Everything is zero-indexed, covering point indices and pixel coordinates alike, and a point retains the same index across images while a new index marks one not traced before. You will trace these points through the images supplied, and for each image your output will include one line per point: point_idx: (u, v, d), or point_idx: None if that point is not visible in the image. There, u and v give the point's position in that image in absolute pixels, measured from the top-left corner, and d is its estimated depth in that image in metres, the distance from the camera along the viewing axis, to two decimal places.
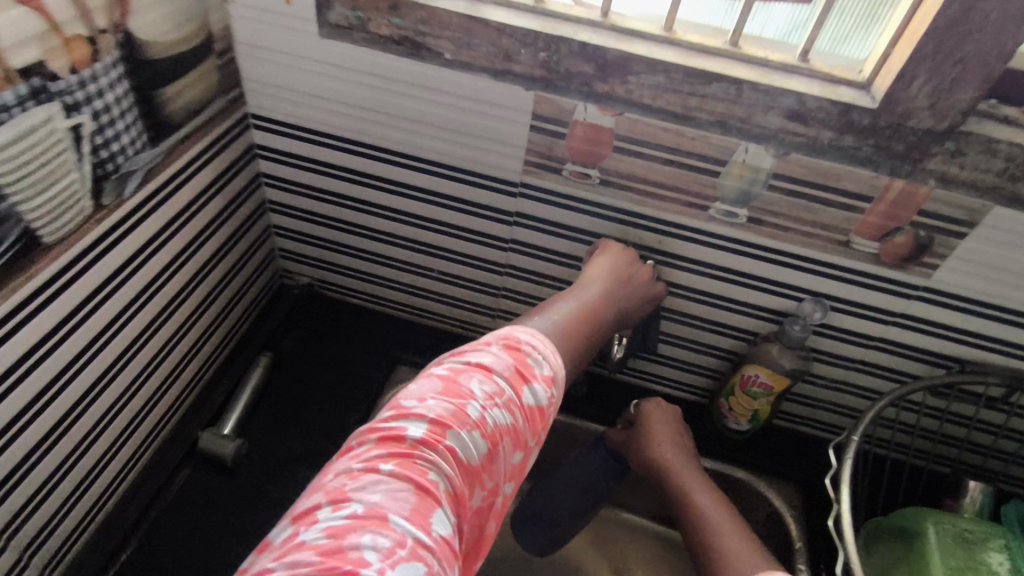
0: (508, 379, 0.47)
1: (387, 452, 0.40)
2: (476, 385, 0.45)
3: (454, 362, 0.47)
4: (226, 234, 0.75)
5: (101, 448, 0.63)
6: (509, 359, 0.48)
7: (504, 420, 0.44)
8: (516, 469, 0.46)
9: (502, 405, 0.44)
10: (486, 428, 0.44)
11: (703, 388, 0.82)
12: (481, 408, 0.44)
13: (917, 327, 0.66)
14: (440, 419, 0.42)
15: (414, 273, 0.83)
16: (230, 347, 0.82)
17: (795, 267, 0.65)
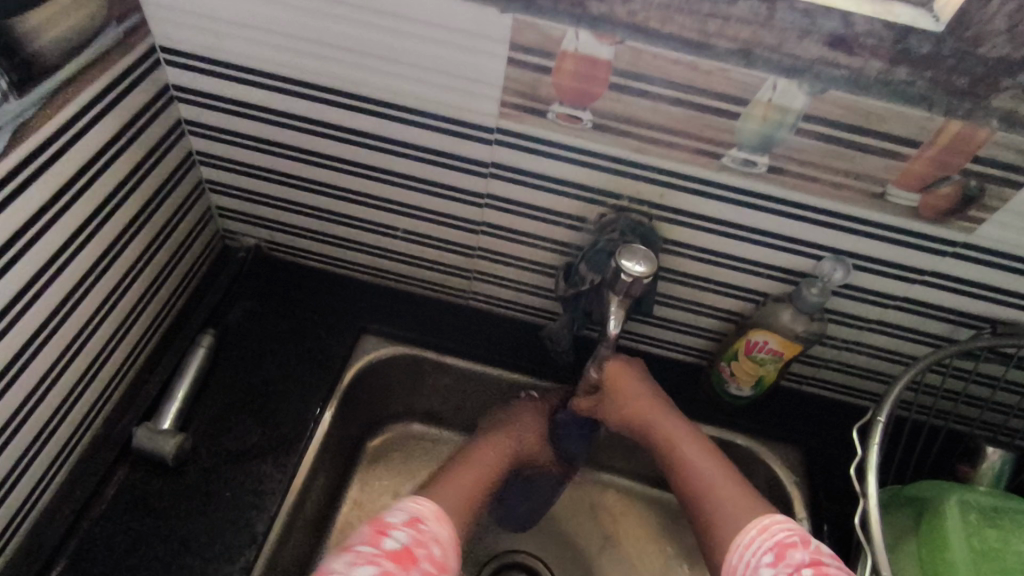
0: (445, 550, 0.54)
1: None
2: (428, 521, 0.55)
3: (412, 527, 0.53)
4: (145, 195, 0.62)
5: (13, 455, 0.53)
6: (448, 532, 0.55)
7: (450, 546, 0.54)
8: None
9: (449, 534, 0.55)
10: (438, 564, 0.51)
11: (703, 350, 0.74)
12: (434, 546, 0.53)
13: (947, 286, 0.58)
14: (401, 557, 0.50)
15: (376, 232, 0.72)
16: (165, 326, 0.71)
17: (818, 222, 0.56)
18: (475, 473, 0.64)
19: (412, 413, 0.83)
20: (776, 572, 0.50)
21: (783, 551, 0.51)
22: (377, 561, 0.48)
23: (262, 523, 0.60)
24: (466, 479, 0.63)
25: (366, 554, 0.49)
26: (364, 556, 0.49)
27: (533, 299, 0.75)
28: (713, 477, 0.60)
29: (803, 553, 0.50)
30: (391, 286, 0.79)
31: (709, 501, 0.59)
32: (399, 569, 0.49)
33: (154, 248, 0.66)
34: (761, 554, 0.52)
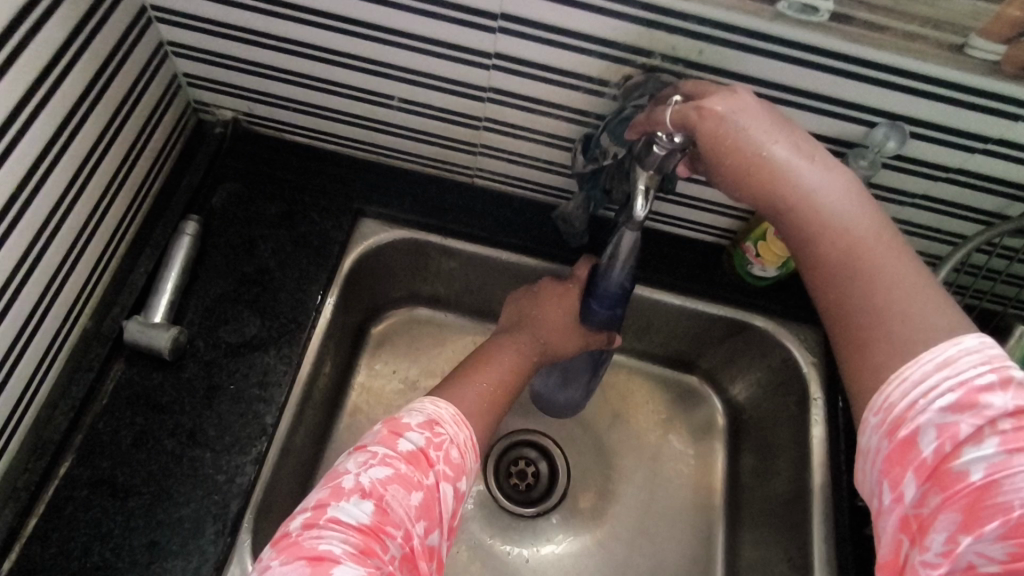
0: (422, 454, 0.47)
1: (378, 483, 0.44)
2: (445, 425, 0.51)
3: (379, 442, 0.47)
4: (96, 58, 0.53)
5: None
6: (423, 435, 0.48)
7: (466, 448, 0.51)
8: (425, 500, 0.45)
9: (466, 436, 0.52)
10: (454, 467, 0.48)
11: (726, 228, 0.70)
12: (452, 449, 0.49)
13: (1012, 155, 0.52)
14: (418, 458, 0.46)
15: (367, 101, 0.64)
16: (144, 212, 0.65)
17: (879, 81, 0.49)
18: (489, 373, 0.61)
19: (417, 298, 0.80)
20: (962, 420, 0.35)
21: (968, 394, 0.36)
22: (393, 463, 0.45)
23: (270, 414, 0.58)
24: (485, 380, 0.60)
25: (383, 454, 0.46)
26: (380, 457, 0.46)
27: (544, 175, 0.68)
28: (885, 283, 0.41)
29: (999, 398, 0.35)
30: (389, 163, 0.73)
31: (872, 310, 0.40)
32: (416, 473, 0.46)
33: (117, 122, 0.58)
34: (935, 393, 0.36)
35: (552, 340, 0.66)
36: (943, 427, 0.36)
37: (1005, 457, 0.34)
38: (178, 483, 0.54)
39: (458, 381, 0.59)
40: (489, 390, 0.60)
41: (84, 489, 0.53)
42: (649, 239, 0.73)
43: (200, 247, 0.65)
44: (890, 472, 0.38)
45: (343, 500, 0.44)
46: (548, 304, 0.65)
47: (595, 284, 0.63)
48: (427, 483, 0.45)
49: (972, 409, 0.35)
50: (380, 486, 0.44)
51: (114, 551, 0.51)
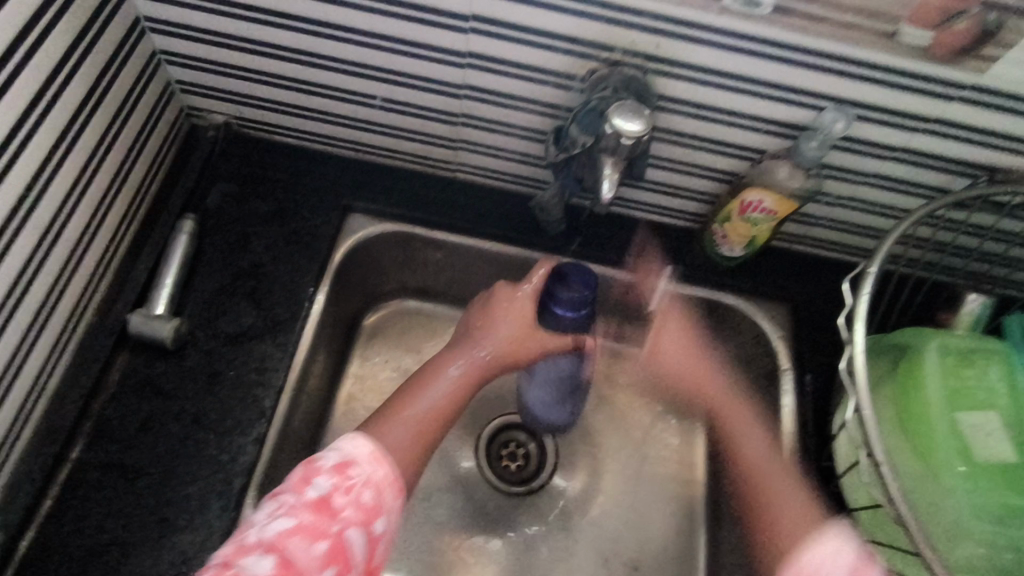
0: (330, 500, 0.45)
1: (280, 535, 0.43)
2: (360, 464, 0.49)
3: (287, 490, 0.46)
4: (94, 67, 0.57)
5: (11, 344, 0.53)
6: (333, 480, 0.47)
7: (385, 485, 0.49)
8: (333, 548, 0.44)
9: (384, 473, 0.49)
10: (366, 510, 0.46)
11: (696, 213, 0.74)
12: (365, 490, 0.48)
13: (950, 134, 0.57)
14: (323, 506, 0.45)
15: (352, 101, 0.68)
16: (142, 213, 0.69)
17: (822, 68, 0.53)
18: (415, 402, 0.59)
19: (405, 290, 0.84)
20: None
21: None
22: (297, 514, 0.44)
23: (269, 398, 0.62)
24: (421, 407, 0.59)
25: (290, 503, 0.45)
26: (286, 507, 0.45)
27: (521, 168, 0.72)
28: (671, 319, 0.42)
29: None
30: (375, 161, 0.77)
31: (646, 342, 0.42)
32: (320, 520, 0.44)
33: (115, 127, 0.62)
34: None
35: (494, 355, 0.64)
36: None
37: None
38: (184, 464, 0.58)
39: (388, 415, 0.57)
40: (422, 421, 0.58)
41: (96, 471, 0.57)
42: (623, 227, 0.77)
43: (197, 244, 0.68)
44: None
45: (246, 554, 0.43)
46: (503, 315, 0.65)
47: (557, 288, 0.60)
48: (332, 530, 0.44)
49: None
50: (283, 539, 0.43)
51: (125, 527, 0.55)
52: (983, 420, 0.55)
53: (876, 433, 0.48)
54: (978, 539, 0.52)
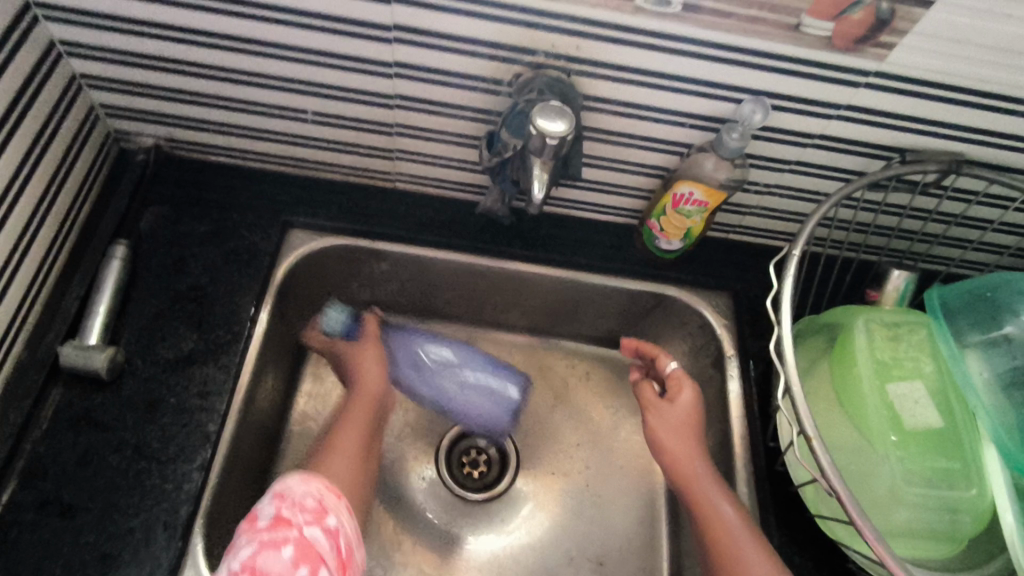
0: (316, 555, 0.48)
1: (248, 559, 0.47)
2: (293, 485, 0.53)
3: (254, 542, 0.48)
4: (10, 88, 0.55)
5: None
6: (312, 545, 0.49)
7: (323, 493, 0.54)
8: (301, 554, 0.47)
9: (317, 484, 0.54)
10: (315, 513, 0.51)
11: (634, 208, 0.76)
12: (327, 511, 0.52)
13: (861, 119, 0.59)
14: (277, 521, 0.49)
15: (283, 117, 0.68)
16: (70, 241, 0.67)
17: (737, 61, 0.55)
18: None
19: (354, 303, 0.83)
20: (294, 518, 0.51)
21: (319, 512, 0.52)
22: (257, 537, 0.48)
23: (213, 421, 0.60)
24: (346, 439, 0.65)
25: (246, 539, 0.48)
26: (246, 541, 0.48)
27: (460, 174, 0.73)
28: None
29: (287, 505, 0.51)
30: (312, 175, 0.76)
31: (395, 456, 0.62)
32: (276, 534, 0.48)
33: (36, 155, 0.59)
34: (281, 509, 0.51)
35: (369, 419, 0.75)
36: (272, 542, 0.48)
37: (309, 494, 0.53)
38: (130, 493, 0.56)
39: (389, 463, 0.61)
40: None
41: (31, 510, 0.55)
42: (565, 226, 0.78)
43: (131, 270, 0.67)
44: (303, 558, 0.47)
45: None
46: None
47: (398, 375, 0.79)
48: (290, 535, 0.48)
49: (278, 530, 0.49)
50: (250, 561, 0.47)
51: (65, 566, 0.53)
52: (912, 390, 0.58)
53: (806, 408, 0.49)
54: (908, 504, 0.54)
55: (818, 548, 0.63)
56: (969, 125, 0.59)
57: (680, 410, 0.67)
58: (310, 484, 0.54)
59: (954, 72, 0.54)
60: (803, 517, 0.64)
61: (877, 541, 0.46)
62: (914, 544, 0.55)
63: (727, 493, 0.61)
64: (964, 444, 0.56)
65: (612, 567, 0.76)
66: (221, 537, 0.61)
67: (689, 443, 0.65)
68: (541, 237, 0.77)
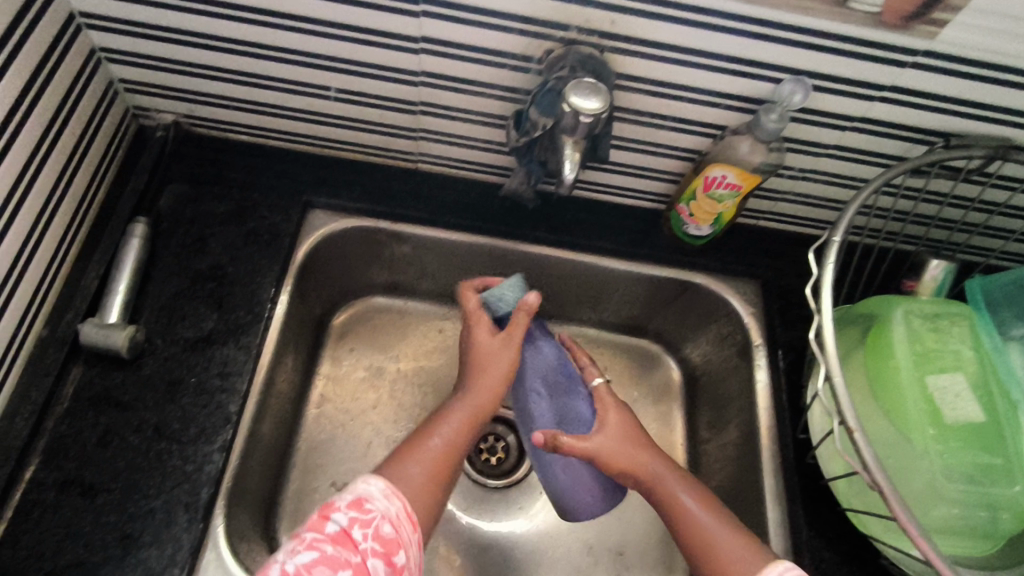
0: None
1: (303, 567, 0.44)
2: (374, 500, 0.51)
3: (311, 552, 0.45)
4: (31, 59, 0.54)
5: None
6: (373, 574, 0.46)
7: (403, 520, 0.51)
8: None
9: (399, 508, 0.52)
10: (386, 542, 0.48)
11: (662, 193, 0.74)
12: (384, 523, 0.49)
13: (905, 101, 0.57)
14: (344, 537, 0.46)
15: (305, 94, 0.66)
16: (90, 218, 0.66)
17: (779, 38, 0.53)
18: (419, 458, 0.56)
19: (374, 287, 0.82)
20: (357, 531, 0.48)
21: (374, 529, 0.48)
22: (320, 547, 0.45)
23: (234, 402, 0.60)
24: (433, 445, 0.58)
25: (310, 539, 0.46)
26: (307, 542, 0.46)
27: (485, 155, 0.71)
28: (446, 436, 0.59)
29: (353, 519, 0.48)
30: (333, 155, 0.75)
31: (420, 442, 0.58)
32: (342, 552, 0.46)
33: (56, 129, 0.58)
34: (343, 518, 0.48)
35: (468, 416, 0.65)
36: (331, 562, 0.45)
37: (383, 512, 0.50)
38: (151, 474, 0.56)
39: (413, 449, 0.57)
40: (439, 465, 0.57)
41: (52, 489, 0.54)
42: (589, 210, 0.76)
43: (151, 248, 0.66)
44: None
45: None
46: (489, 367, 0.62)
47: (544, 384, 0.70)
48: (353, 560, 0.45)
49: (342, 548, 0.46)
50: (306, 570, 0.44)
51: (87, 546, 0.52)
52: (952, 382, 0.56)
53: (846, 399, 0.47)
54: (950, 500, 0.53)
55: (848, 543, 0.61)
56: (1020, 109, 0.56)
57: (610, 410, 0.63)
58: (381, 488, 0.52)
59: (1008, 53, 0.52)
60: (833, 512, 0.63)
61: (921, 537, 0.44)
62: (951, 541, 0.53)
63: (673, 469, 0.61)
64: (1006, 436, 0.54)
65: (633, 558, 0.75)
66: (241, 519, 0.60)
67: (631, 438, 0.61)
68: (566, 222, 0.75)
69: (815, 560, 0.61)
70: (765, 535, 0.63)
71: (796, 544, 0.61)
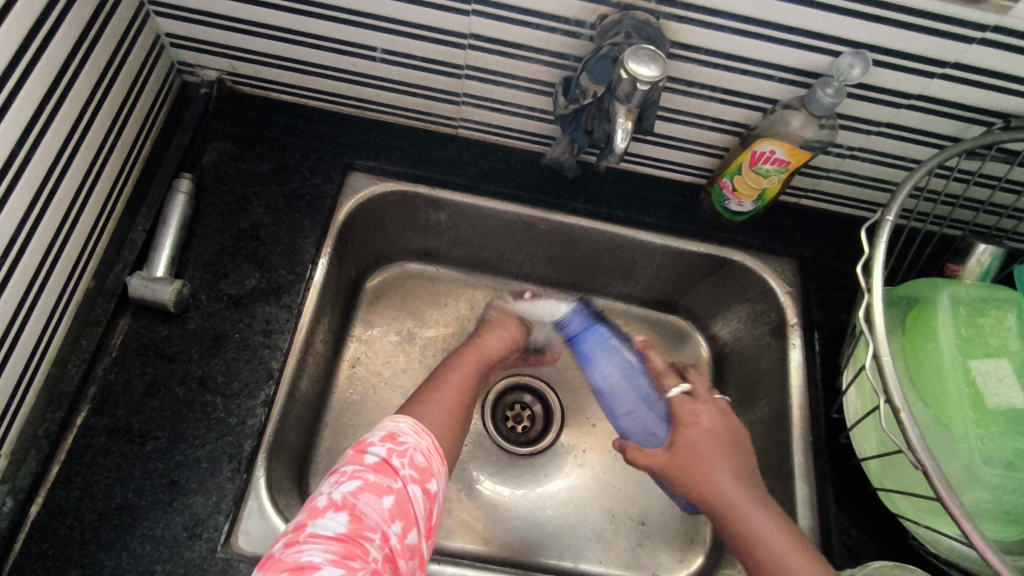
0: (413, 511, 0.49)
1: (349, 495, 0.47)
2: (406, 435, 0.54)
3: (355, 480, 0.48)
4: (86, 9, 0.54)
5: (16, 296, 0.51)
6: (415, 499, 0.49)
7: (432, 452, 0.54)
8: (397, 507, 0.48)
9: (429, 442, 0.54)
10: (420, 471, 0.51)
11: (703, 167, 0.73)
12: (417, 454, 0.52)
13: (968, 79, 0.55)
14: (384, 466, 0.49)
15: (350, 54, 0.66)
16: (136, 173, 0.66)
17: (843, 10, 0.51)
18: (435, 398, 0.63)
19: (408, 252, 0.82)
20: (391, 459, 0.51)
21: (408, 455, 0.52)
22: (362, 476, 0.48)
23: (276, 359, 0.61)
24: (449, 385, 0.65)
25: (352, 470, 0.49)
26: (350, 473, 0.49)
27: (526, 122, 0.71)
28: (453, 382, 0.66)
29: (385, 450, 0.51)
30: (373, 118, 0.74)
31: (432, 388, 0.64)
32: (383, 479, 0.49)
33: (107, 81, 0.59)
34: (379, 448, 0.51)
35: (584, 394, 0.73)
36: (374, 488, 0.48)
37: (413, 443, 0.53)
38: (196, 425, 0.57)
39: (427, 394, 0.63)
40: (452, 405, 0.63)
41: (102, 435, 0.56)
42: (628, 182, 0.76)
43: (195, 205, 0.66)
44: (401, 513, 0.48)
45: (319, 515, 0.46)
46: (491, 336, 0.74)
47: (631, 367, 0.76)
48: (394, 486, 0.49)
49: (382, 474, 0.49)
50: (352, 496, 0.47)
51: (137, 491, 0.54)
52: (996, 367, 0.55)
53: (894, 379, 0.47)
54: (986, 484, 0.53)
55: (876, 523, 0.62)
56: None
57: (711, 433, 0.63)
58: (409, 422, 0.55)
59: None
60: (862, 491, 0.63)
61: (962, 515, 0.44)
62: (983, 526, 0.53)
63: (773, 513, 0.57)
64: None
65: (656, 528, 0.76)
66: (279, 473, 0.62)
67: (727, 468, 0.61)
68: (604, 193, 0.75)
69: (843, 537, 0.61)
70: (793, 511, 0.63)
71: (823, 520, 0.62)
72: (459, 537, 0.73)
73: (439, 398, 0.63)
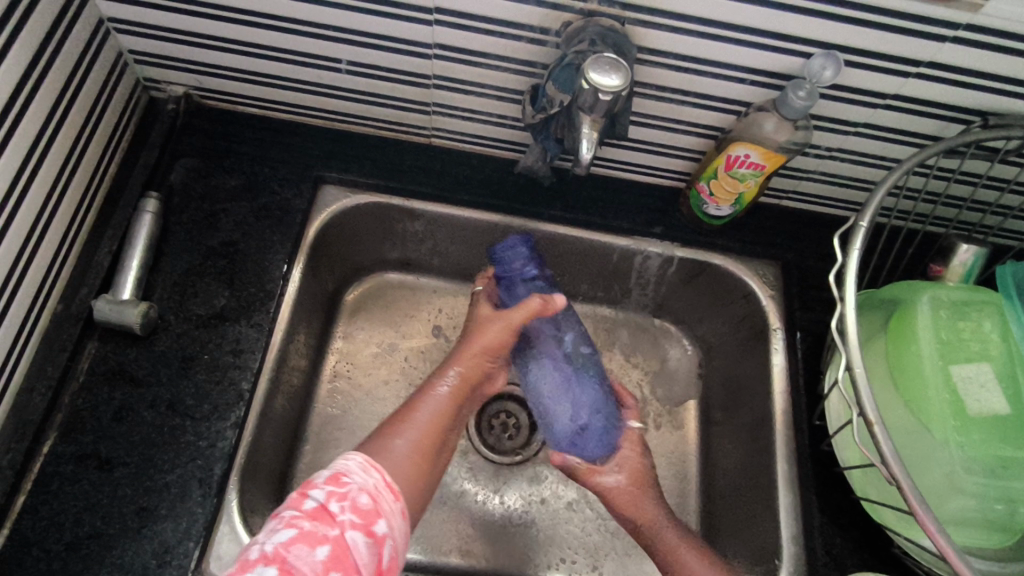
0: (358, 555, 0.44)
1: (281, 545, 0.42)
2: (352, 474, 0.49)
3: (290, 525, 0.43)
4: (39, 29, 0.53)
5: None
6: (359, 543, 0.44)
7: (380, 492, 0.49)
8: (336, 553, 0.43)
9: (378, 479, 0.50)
10: (364, 514, 0.47)
11: (681, 170, 0.71)
12: (361, 495, 0.48)
13: (943, 78, 0.54)
14: (321, 511, 0.45)
15: (315, 67, 0.65)
16: (102, 193, 0.66)
17: (810, 11, 0.50)
18: (411, 426, 0.56)
19: (386, 263, 0.81)
20: (328, 501, 0.46)
21: (345, 494, 0.47)
22: (297, 523, 0.44)
23: (246, 380, 0.60)
24: (421, 417, 0.57)
25: (288, 517, 0.44)
26: (285, 520, 0.44)
27: (499, 130, 0.69)
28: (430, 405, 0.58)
29: (321, 491, 0.46)
30: (344, 129, 0.73)
31: (404, 413, 0.57)
32: (320, 525, 0.44)
33: (67, 101, 0.58)
34: (314, 492, 0.46)
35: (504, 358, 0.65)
36: (312, 533, 0.43)
37: (363, 486, 0.49)
38: (164, 450, 0.56)
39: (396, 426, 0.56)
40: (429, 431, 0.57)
41: (70, 463, 0.55)
42: (605, 187, 0.74)
43: (163, 224, 0.65)
44: (342, 561, 0.43)
45: (247, 569, 0.41)
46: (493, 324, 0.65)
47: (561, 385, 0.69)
48: (331, 534, 0.44)
49: (320, 519, 0.44)
50: (284, 548, 0.42)
51: (104, 518, 0.53)
52: (977, 371, 0.54)
53: (867, 392, 0.46)
54: (968, 493, 0.51)
55: (860, 530, 0.61)
56: None
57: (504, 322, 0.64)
58: (356, 454, 0.51)
59: None
60: (846, 498, 0.62)
61: (937, 531, 0.43)
62: (967, 531, 0.53)
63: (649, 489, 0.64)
64: None
65: None
66: (255, 493, 0.61)
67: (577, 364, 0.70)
68: (581, 201, 0.73)
69: (827, 547, 0.60)
70: (777, 520, 0.62)
71: (808, 529, 0.61)
72: (443, 552, 0.71)
73: (408, 422, 0.56)
